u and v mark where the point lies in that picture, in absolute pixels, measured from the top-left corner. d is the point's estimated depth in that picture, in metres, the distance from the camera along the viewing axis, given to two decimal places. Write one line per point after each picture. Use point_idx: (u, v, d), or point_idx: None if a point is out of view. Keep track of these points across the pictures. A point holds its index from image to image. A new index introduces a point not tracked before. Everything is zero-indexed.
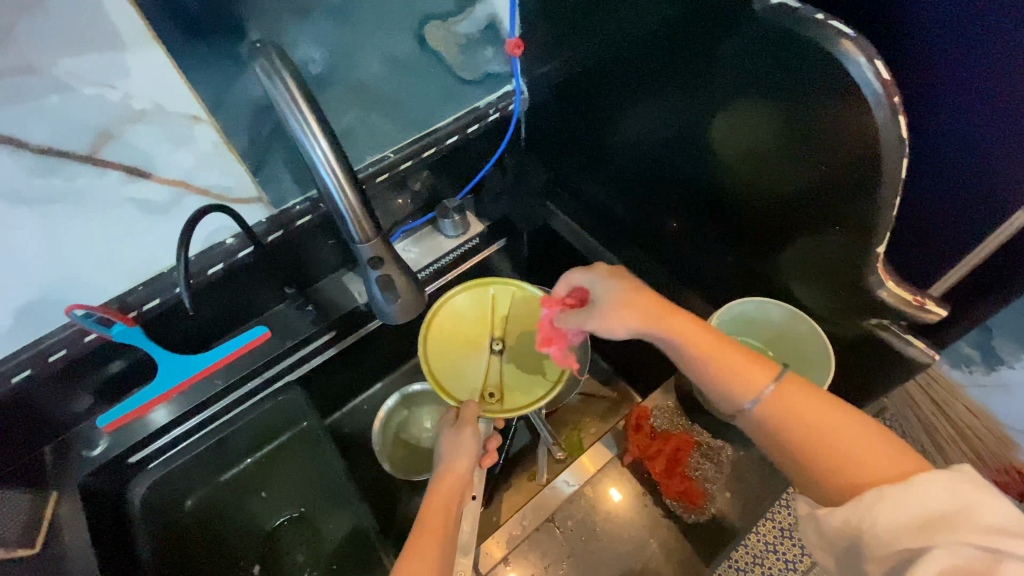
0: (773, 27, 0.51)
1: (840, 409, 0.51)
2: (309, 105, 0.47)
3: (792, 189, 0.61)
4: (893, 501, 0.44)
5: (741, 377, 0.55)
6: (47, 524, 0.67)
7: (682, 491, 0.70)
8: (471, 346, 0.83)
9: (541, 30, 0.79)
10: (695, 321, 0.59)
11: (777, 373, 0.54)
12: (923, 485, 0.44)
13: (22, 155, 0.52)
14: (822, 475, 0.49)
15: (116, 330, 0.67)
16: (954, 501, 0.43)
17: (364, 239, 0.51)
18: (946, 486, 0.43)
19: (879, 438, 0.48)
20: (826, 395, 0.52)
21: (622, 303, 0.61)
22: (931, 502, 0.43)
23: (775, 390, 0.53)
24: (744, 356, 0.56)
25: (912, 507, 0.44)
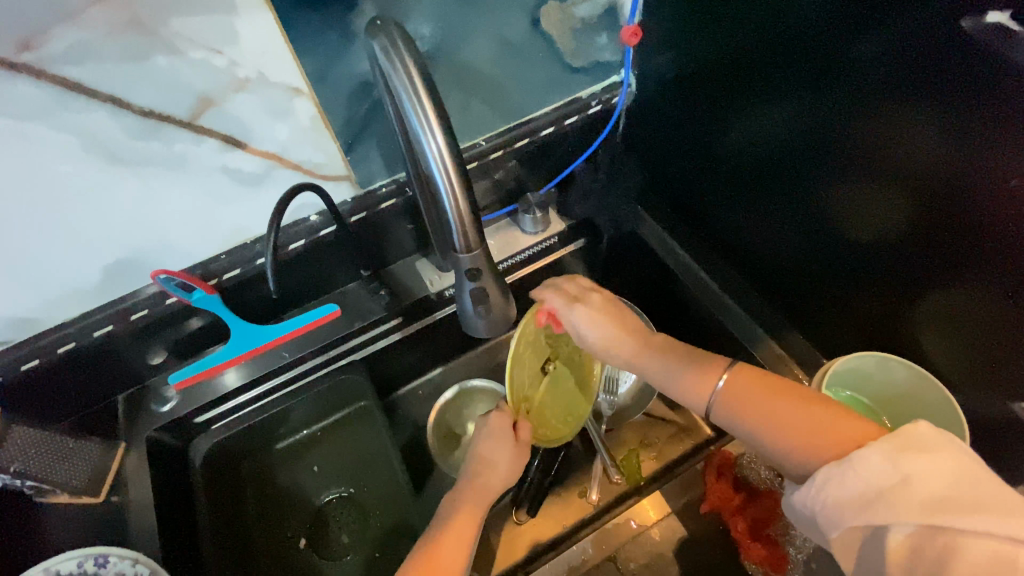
0: (974, 51, 0.43)
1: (784, 392, 0.50)
2: (429, 95, 0.43)
3: (947, 236, 0.53)
4: (841, 477, 0.42)
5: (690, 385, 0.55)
6: (115, 474, 0.68)
7: (764, 558, 0.75)
8: (538, 348, 0.76)
9: (666, 19, 0.71)
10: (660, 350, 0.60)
11: (726, 366, 0.54)
12: (863, 463, 0.41)
13: (124, 115, 0.50)
14: (786, 448, 0.47)
15: (197, 296, 0.67)
16: (890, 476, 0.40)
17: (466, 248, 0.47)
18: (884, 457, 0.40)
19: (820, 410, 0.47)
20: (756, 369, 0.53)
21: (605, 336, 0.64)
22: (873, 478, 0.40)
23: (726, 383, 0.53)
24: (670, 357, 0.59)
25: (854, 483, 0.41)
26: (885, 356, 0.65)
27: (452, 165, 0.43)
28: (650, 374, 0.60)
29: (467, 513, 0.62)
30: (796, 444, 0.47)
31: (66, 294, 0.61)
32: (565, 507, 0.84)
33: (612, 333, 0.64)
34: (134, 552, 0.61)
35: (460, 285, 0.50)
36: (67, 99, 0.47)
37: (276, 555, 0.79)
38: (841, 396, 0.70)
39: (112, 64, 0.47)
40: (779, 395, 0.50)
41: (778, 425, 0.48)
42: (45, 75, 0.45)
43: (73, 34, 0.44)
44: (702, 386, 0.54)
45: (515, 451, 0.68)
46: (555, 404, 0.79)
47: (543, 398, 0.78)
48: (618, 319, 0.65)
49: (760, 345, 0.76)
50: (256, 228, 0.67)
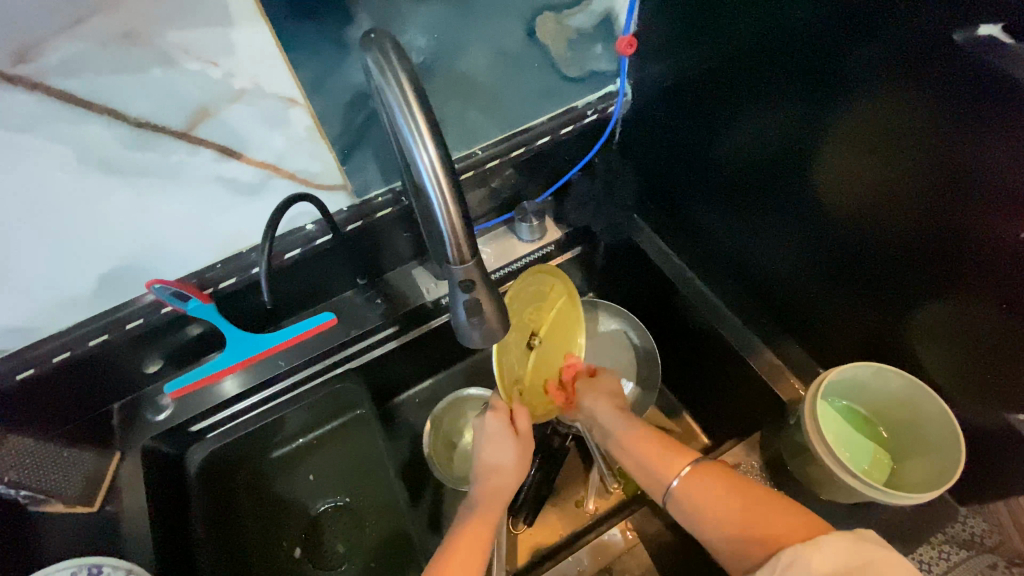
0: (967, 63, 0.43)
1: (736, 490, 0.57)
2: (422, 109, 0.43)
3: (942, 246, 0.53)
4: (809, 556, 0.45)
5: (657, 469, 0.64)
6: (109, 483, 0.68)
7: None
8: (520, 328, 0.75)
9: (662, 29, 0.72)
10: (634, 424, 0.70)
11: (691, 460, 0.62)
12: (815, 548, 0.45)
13: (120, 126, 0.51)
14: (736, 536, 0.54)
15: (192, 305, 0.65)
16: (852, 560, 0.43)
17: (460, 260, 0.47)
18: (847, 545, 0.44)
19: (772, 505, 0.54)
20: (716, 464, 0.61)
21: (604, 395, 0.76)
22: (828, 563, 0.43)
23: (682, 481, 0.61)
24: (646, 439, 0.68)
25: (819, 564, 0.44)
26: (881, 366, 0.64)
27: (444, 177, 0.44)
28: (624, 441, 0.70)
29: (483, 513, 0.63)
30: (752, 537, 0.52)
31: (62, 303, 0.61)
32: (562, 516, 0.85)
33: (611, 395, 0.76)
34: (126, 562, 0.61)
35: (454, 296, 0.50)
36: (63, 111, 0.47)
37: (272, 563, 0.78)
38: (834, 405, 0.73)
39: (107, 75, 0.47)
40: (737, 489, 0.57)
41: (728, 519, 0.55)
42: (41, 88, 0.45)
43: (68, 45, 0.44)
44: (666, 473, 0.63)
45: (518, 444, 0.68)
46: (543, 387, 0.77)
47: (533, 379, 0.76)
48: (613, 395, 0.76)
49: (757, 354, 0.76)
50: (252, 237, 0.67)
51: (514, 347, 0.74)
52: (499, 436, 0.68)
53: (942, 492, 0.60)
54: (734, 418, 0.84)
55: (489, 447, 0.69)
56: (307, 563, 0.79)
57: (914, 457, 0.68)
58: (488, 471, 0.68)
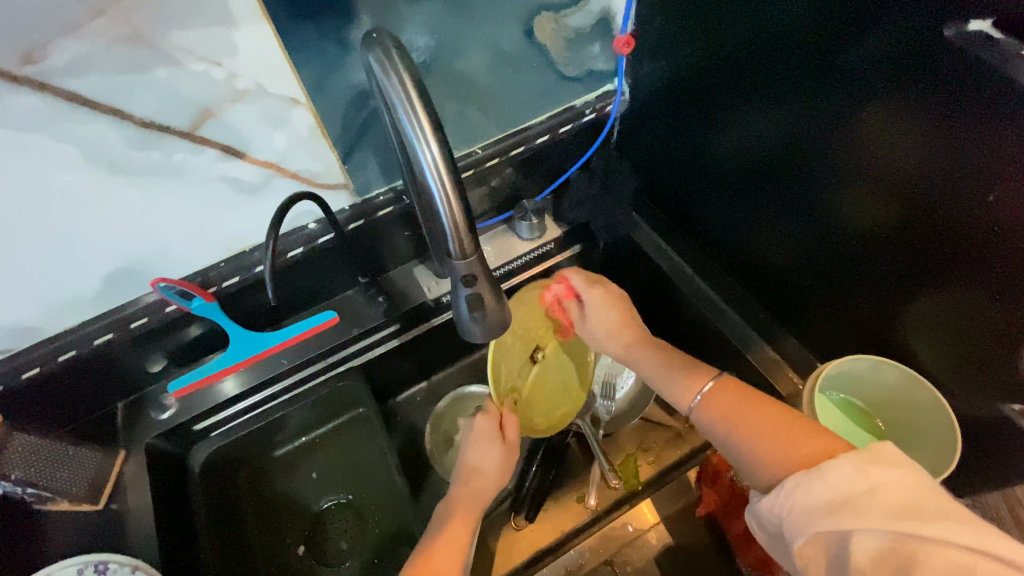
0: (960, 57, 0.44)
1: (758, 406, 0.54)
2: (424, 106, 0.43)
3: (937, 240, 0.54)
4: (811, 483, 0.43)
5: (679, 394, 0.62)
6: (114, 481, 0.68)
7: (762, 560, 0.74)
8: (524, 340, 0.76)
9: (658, 28, 0.72)
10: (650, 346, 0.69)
11: (715, 377, 0.60)
12: (831, 470, 0.43)
13: (125, 126, 0.51)
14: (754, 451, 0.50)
15: (196, 304, 0.67)
16: (858, 485, 0.42)
17: (461, 255, 0.47)
18: (852, 469, 0.42)
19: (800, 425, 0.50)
20: (736, 382, 0.59)
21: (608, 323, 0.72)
22: (840, 487, 0.42)
23: (704, 396, 0.59)
24: (672, 366, 0.65)
25: (820, 490, 0.43)
26: (878, 359, 0.65)
27: (446, 173, 0.44)
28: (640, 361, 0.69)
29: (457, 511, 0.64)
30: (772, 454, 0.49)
31: (66, 303, 0.62)
32: (562, 511, 0.85)
33: (614, 322, 0.72)
34: (133, 559, 0.61)
35: (456, 291, 0.50)
36: (70, 111, 0.48)
37: (276, 561, 0.79)
38: (832, 398, 0.73)
39: (112, 76, 0.48)
40: (761, 405, 0.54)
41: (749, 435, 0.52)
42: (47, 88, 0.46)
43: (73, 46, 0.45)
44: (688, 391, 0.61)
45: (502, 450, 0.68)
46: (539, 400, 0.79)
47: (528, 393, 0.78)
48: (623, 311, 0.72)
49: (755, 349, 0.76)
50: (255, 236, 0.68)
51: (518, 356, 0.76)
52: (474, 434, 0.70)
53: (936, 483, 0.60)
54: None
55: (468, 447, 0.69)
56: (311, 560, 0.80)
57: (910, 450, 0.68)
58: (467, 475, 0.67)
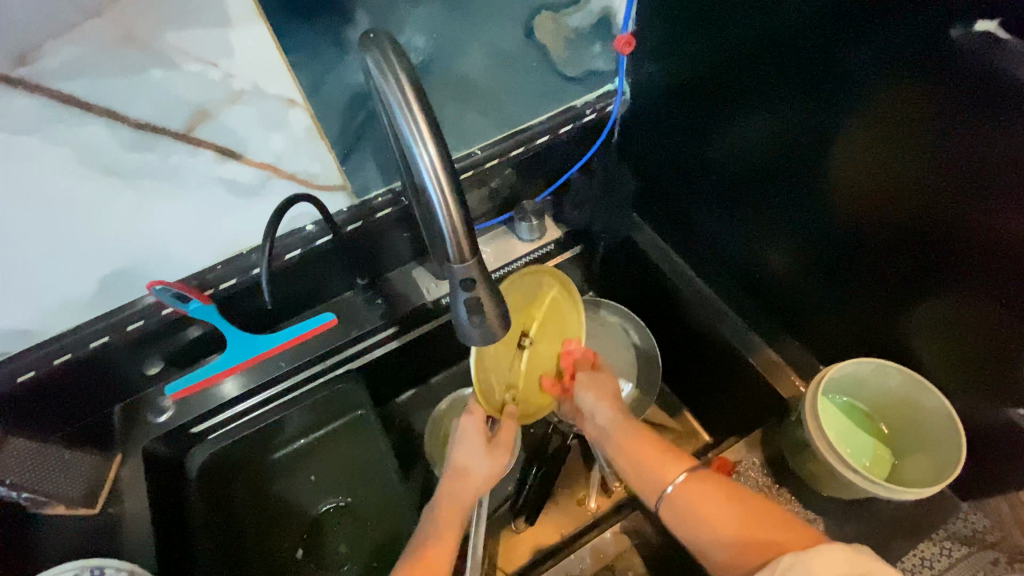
0: (967, 58, 0.43)
1: (732, 496, 0.55)
2: (422, 108, 0.43)
3: (941, 244, 0.53)
4: (810, 560, 0.44)
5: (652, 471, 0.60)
6: (111, 485, 0.68)
7: None
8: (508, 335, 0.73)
9: (659, 28, 0.72)
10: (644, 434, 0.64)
11: (688, 465, 0.59)
12: (825, 552, 0.44)
13: (120, 128, 0.51)
14: (733, 540, 0.51)
15: (192, 306, 0.66)
16: (856, 567, 0.43)
17: (460, 259, 0.47)
18: (849, 558, 0.44)
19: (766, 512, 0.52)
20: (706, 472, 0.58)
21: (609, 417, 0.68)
22: (836, 567, 0.43)
23: (678, 484, 0.57)
24: (645, 445, 0.62)
25: (821, 567, 0.44)
26: (881, 362, 0.64)
27: (445, 176, 0.44)
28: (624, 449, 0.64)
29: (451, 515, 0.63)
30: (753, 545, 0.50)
31: (62, 306, 0.61)
32: (563, 515, 0.85)
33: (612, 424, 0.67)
34: (129, 565, 0.61)
35: (455, 295, 0.49)
36: (64, 113, 0.48)
37: (274, 565, 0.78)
38: (835, 401, 0.73)
39: (107, 77, 0.47)
40: (735, 494, 0.55)
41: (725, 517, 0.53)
42: (40, 89, 0.46)
43: (67, 48, 0.44)
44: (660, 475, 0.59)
45: (489, 452, 0.67)
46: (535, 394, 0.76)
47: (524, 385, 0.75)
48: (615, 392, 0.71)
49: (756, 352, 0.76)
50: (252, 238, 0.67)
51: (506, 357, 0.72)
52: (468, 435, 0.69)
53: (945, 486, 0.60)
54: (735, 416, 0.84)
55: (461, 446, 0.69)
56: (309, 564, 0.79)
57: (914, 455, 0.68)
58: (455, 474, 0.67)
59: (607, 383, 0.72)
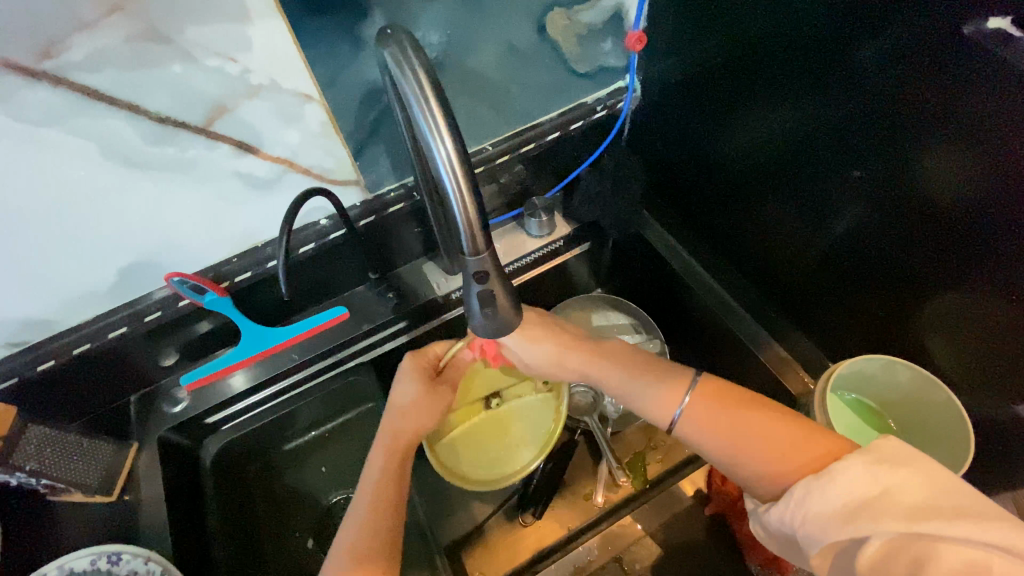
0: (979, 55, 0.43)
1: (749, 410, 0.54)
2: (438, 102, 0.43)
3: (954, 242, 0.53)
4: (828, 487, 0.44)
5: (656, 398, 0.58)
6: (127, 473, 0.69)
7: (771, 560, 0.73)
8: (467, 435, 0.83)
9: (670, 25, 0.72)
10: (626, 370, 0.62)
11: (693, 384, 0.57)
12: (841, 473, 0.44)
13: (140, 122, 0.52)
14: (749, 459, 0.51)
15: (209, 298, 0.68)
16: (872, 488, 0.43)
17: (473, 252, 0.47)
18: (866, 474, 0.44)
19: (794, 430, 0.51)
20: (722, 382, 0.57)
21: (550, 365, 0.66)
22: (854, 490, 0.44)
23: (691, 402, 0.56)
24: (641, 379, 0.61)
25: (834, 495, 0.44)
26: (891, 359, 0.64)
27: (460, 170, 0.44)
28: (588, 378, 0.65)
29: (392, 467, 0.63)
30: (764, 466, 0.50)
31: (82, 297, 0.63)
32: (571, 509, 0.85)
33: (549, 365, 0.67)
34: (146, 550, 0.62)
35: (468, 288, 0.50)
36: (87, 106, 0.49)
37: (287, 553, 0.80)
38: (845, 398, 0.73)
39: (128, 71, 0.48)
40: (755, 409, 0.54)
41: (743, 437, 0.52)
42: (64, 83, 0.47)
43: (91, 42, 0.45)
44: (670, 398, 0.58)
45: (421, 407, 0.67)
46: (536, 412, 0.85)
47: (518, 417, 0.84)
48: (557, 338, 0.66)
49: (765, 348, 0.76)
50: (267, 231, 0.68)
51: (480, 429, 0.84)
52: (409, 376, 0.69)
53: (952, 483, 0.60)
54: None
55: (401, 385, 0.68)
56: (320, 553, 0.80)
57: (920, 452, 0.68)
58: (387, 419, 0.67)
59: (544, 348, 0.65)
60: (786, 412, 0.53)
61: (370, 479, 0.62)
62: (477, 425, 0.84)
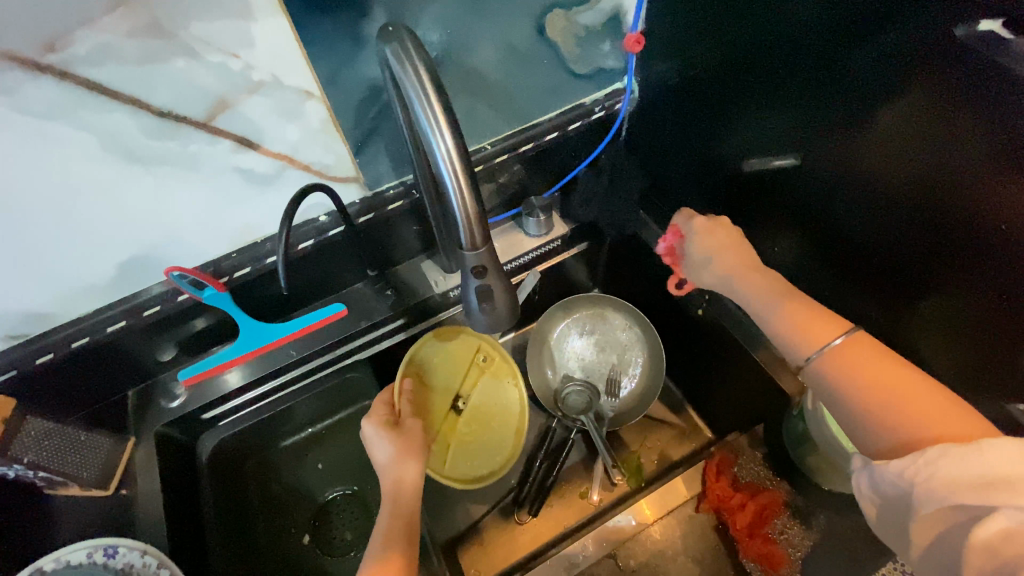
0: (971, 58, 0.44)
1: (902, 365, 0.47)
2: (439, 98, 0.44)
3: (943, 240, 0.54)
4: (963, 453, 0.40)
5: (809, 326, 0.53)
6: (124, 467, 0.69)
7: (762, 555, 0.76)
8: (461, 440, 0.83)
9: (668, 27, 0.73)
10: (773, 280, 0.61)
11: (850, 329, 0.51)
12: (993, 447, 0.39)
13: (142, 115, 0.52)
14: (871, 416, 0.46)
15: (207, 293, 0.68)
16: (1021, 467, 0.38)
17: (471, 246, 0.48)
18: (1021, 449, 0.39)
19: (942, 399, 0.44)
20: (875, 341, 0.50)
21: (713, 244, 0.68)
22: (997, 464, 0.39)
23: (840, 344, 0.50)
24: (806, 310, 0.54)
25: (974, 465, 0.39)
26: None
27: (460, 165, 0.44)
28: (745, 300, 0.62)
29: (397, 518, 0.61)
30: (894, 415, 0.45)
31: (81, 290, 0.63)
32: (566, 508, 0.86)
33: (721, 245, 0.67)
34: (142, 544, 0.62)
35: (466, 283, 0.50)
36: (90, 99, 0.49)
37: (282, 550, 0.80)
38: None
39: (133, 65, 0.49)
40: (898, 362, 0.47)
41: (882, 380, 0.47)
42: (68, 76, 0.47)
43: (95, 36, 0.46)
44: (817, 335, 0.52)
45: (393, 438, 0.67)
46: (492, 386, 0.86)
47: (492, 400, 0.86)
48: (727, 237, 0.68)
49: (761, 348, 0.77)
50: (267, 228, 0.69)
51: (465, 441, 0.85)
52: (377, 436, 0.67)
53: None
54: (739, 411, 0.85)
55: (377, 447, 0.67)
56: (316, 550, 0.81)
57: None
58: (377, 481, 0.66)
59: (716, 237, 0.68)
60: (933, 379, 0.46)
61: (382, 520, 0.61)
62: (464, 432, 0.84)
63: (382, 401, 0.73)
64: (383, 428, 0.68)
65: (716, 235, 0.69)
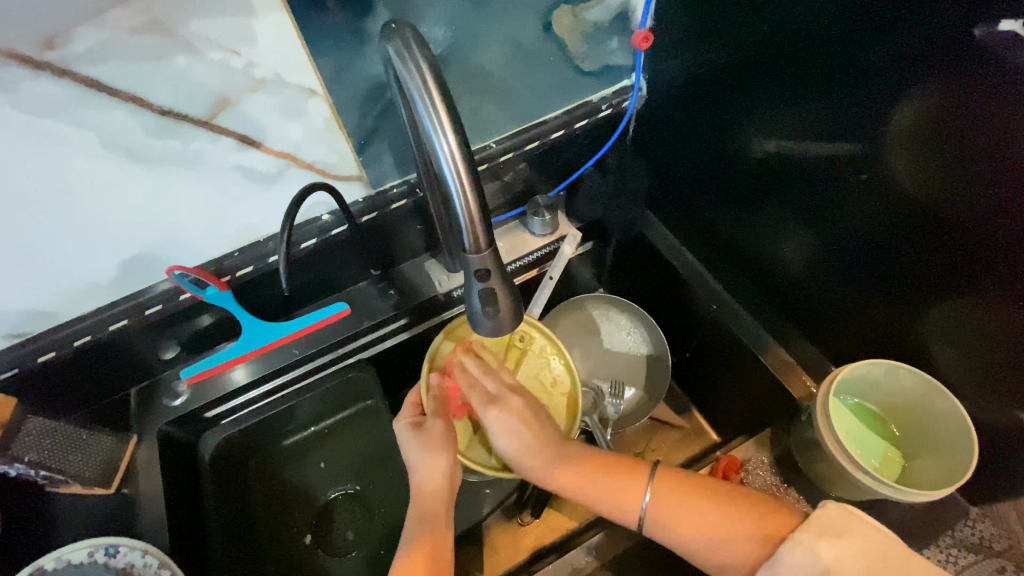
0: (990, 59, 0.43)
1: (704, 497, 0.56)
2: (443, 97, 0.43)
3: (958, 245, 0.53)
4: (786, 563, 0.49)
5: (613, 497, 0.59)
6: (126, 466, 0.69)
7: None
8: None
9: (676, 25, 0.72)
10: (563, 456, 0.63)
11: (648, 479, 0.59)
12: (795, 550, 0.49)
13: (143, 114, 0.51)
14: (712, 549, 0.54)
15: (209, 292, 0.68)
16: (822, 563, 0.48)
17: (475, 250, 0.47)
18: (815, 545, 0.49)
19: (747, 505, 0.55)
20: (670, 471, 0.60)
21: (520, 412, 0.65)
22: (809, 565, 0.49)
23: (650, 499, 0.58)
24: (598, 473, 0.61)
25: (797, 575, 0.49)
26: (895, 364, 0.64)
27: (464, 166, 0.44)
28: (565, 482, 0.62)
29: (425, 524, 0.61)
30: (704, 540, 0.55)
31: (82, 289, 0.62)
32: (568, 510, 0.85)
33: (515, 433, 0.64)
34: (143, 543, 0.62)
35: (469, 285, 0.49)
36: (90, 97, 0.48)
37: (284, 549, 0.80)
38: (845, 402, 0.73)
39: (133, 63, 0.48)
40: (707, 494, 0.57)
41: (708, 514, 0.55)
42: (68, 75, 0.46)
43: (95, 33, 0.45)
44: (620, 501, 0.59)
45: (419, 440, 0.65)
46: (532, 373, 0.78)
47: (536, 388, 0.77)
48: (538, 431, 0.64)
49: (768, 352, 0.76)
50: (270, 227, 0.68)
51: None
52: (407, 438, 0.66)
53: (954, 489, 0.60)
54: (745, 414, 0.84)
55: (408, 450, 0.65)
56: (318, 549, 0.80)
57: (924, 457, 0.68)
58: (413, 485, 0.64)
59: (506, 421, 0.64)
60: (730, 487, 0.58)
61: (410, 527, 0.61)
62: None
63: (410, 401, 0.71)
64: (409, 433, 0.66)
65: (518, 421, 0.64)
